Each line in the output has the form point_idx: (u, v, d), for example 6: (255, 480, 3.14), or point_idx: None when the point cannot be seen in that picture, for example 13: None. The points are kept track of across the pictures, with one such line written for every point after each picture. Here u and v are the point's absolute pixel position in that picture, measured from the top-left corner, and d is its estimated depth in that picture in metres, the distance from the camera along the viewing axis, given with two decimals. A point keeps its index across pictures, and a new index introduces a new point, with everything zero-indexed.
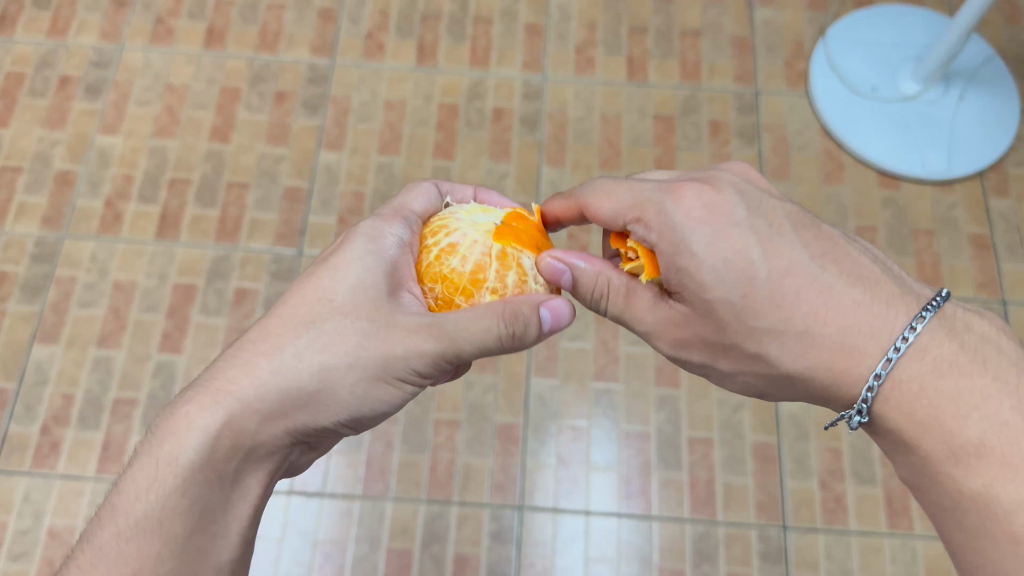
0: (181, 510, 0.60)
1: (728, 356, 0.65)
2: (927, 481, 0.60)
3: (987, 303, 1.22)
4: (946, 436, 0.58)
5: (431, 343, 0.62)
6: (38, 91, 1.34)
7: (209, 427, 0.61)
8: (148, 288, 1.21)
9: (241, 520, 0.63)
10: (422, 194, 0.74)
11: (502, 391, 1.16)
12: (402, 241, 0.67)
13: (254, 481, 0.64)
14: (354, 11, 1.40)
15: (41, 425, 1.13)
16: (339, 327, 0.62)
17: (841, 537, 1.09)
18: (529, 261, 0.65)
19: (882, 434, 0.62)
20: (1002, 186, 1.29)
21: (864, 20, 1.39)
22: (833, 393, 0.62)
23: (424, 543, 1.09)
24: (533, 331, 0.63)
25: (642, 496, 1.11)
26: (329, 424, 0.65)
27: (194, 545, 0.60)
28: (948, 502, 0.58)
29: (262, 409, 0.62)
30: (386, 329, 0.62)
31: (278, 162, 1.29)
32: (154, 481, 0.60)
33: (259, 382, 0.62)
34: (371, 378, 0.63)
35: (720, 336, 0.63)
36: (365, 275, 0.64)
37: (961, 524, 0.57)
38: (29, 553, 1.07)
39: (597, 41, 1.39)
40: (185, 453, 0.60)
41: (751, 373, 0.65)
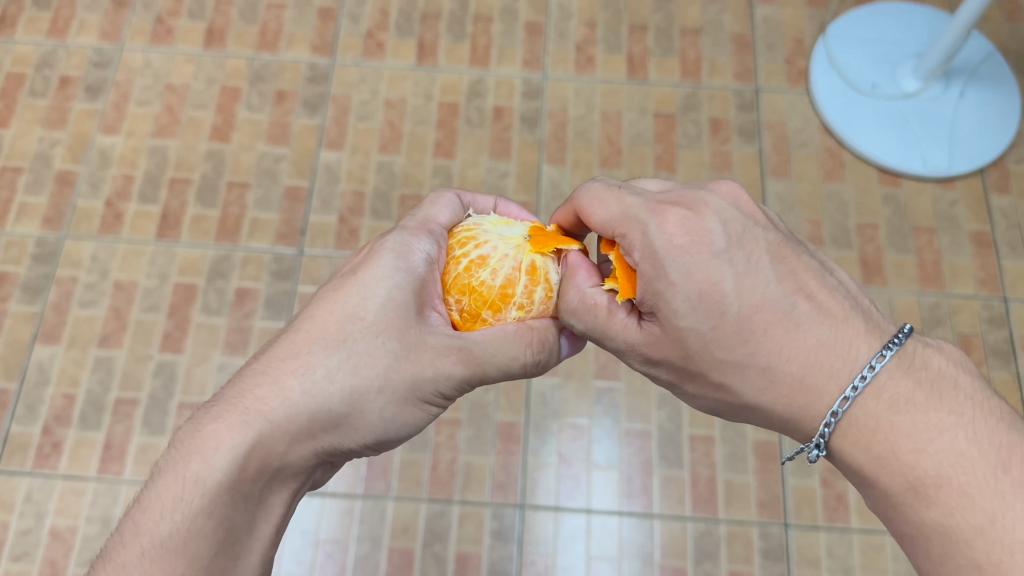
0: (208, 530, 0.56)
1: (693, 381, 0.62)
2: (889, 513, 0.55)
3: (988, 300, 1.21)
4: (903, 468, 0.53)
5: (458, 367, 0.63)
6: (38, 91, 1.34)
7: (238, 445, 0.58)
8: (149, 287, 1.21)
9: (262, 542, 0.61)
10: (446, 204, 0.72)
11: (503, 389, 1.16)
12: (430, 257, 0.66)
13: (277, 502, 0.62)
14: (354, 10, 1.40)
15: (42, 425, 1.13)
16: (371, 347, 0.61)
17: (842, 534, 1.09)
18: (557, 274, 0.67)
19: (843, 468, 0.58)
20: (1003, 183, 1.29)
21: (864, 17, 1.38)
22: (791, 425, 0.59)
23: (426, 542, 1.09)
24: (554, 356, 0.69)
25: (644, 494, 1.11)
26: (352, 445, 0.64)
27: (219, 567, 0.57)
28: (911, 536, 0.54)
29: (292, 429, 0.59)
30: (418, 351, 0.62)
31: (278, 162, 1.30)
32: (178, 501, 0.56)
33: (290, 401, 0.59)
34: (400, 400, 0.63)
35: (687, 361, 0.60)
36: (397, 293, 0.63)
37: (927, 556, 0.53)
38: (31, 553, 1.07)
39: (597, 40, 1.39)
40: (214, 472, 0.56)
41: (713, 398, 0.63)
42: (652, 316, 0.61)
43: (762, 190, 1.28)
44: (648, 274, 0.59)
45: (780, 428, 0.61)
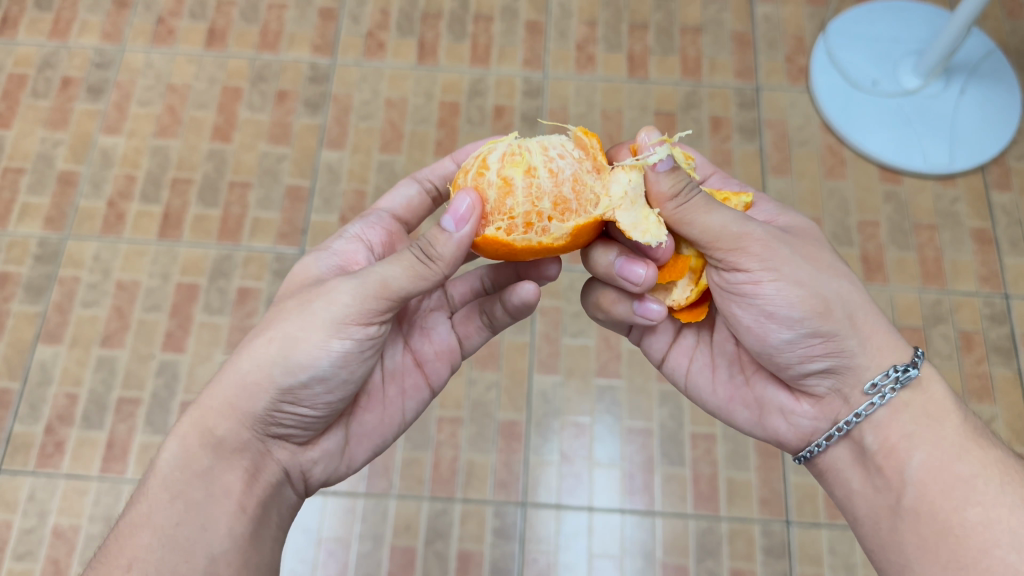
0: (164, 504, 0.61)
1: (823, 263, 0.67)
2: (953, 455, 0.62)
3: (989, 297, 1.21)
4: (971, 416, 0.65)
5: (348, 286, 0.64)
6: (40, 92, 1.34)
7: (178, 430, 0.64)
8: (151, 287, 1.21)
9: (227, 515, 0.62)
10: (402, 191, 0.83)
11: (504, 387, 1.16)
12: (352, 239, 0.77)
13: (235, 477, 0.64)
14: (355, 9, 1.41)
15: (45, 424, 1.13)
16: (274, 315, 0.67)
17: (844, 531, 1.09)
18: (496, 156, 0.65)
19: (916, 406, 0.65)
20: (1004, 180, 1.29)
21: (864, 15, 1.39)
22: (889, 343, 0.66)
23: (428, 539, 1.09)
24: (443, 242, 0.62)
25: (646, 491, 1.11)
26: (280, 400, 0.64)
27: (181, 536, 0.60)
28: (968, 475, 0.61)
29: (218, 401, 0.64)
30: (309, 297, 0.66)
31: (279, 161, 1.30)
32: (142, 489, 0.63)
33: (216, 380, 0.66)
34: (303, 339, 0.64)
35: (821, 246, 0.70)
36: (309, 271, 0.73)
37: (981, 497, 0.60)
38: (34, 552, 1.07)
39: (598, 38, 1.39)
40: (163, 456, 0.63)
41: (837, 286, 0.66)
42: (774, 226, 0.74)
43: (763, 188, 1.28)
44: (770, 210, 0.77)
45: (876, 343, 0.66)
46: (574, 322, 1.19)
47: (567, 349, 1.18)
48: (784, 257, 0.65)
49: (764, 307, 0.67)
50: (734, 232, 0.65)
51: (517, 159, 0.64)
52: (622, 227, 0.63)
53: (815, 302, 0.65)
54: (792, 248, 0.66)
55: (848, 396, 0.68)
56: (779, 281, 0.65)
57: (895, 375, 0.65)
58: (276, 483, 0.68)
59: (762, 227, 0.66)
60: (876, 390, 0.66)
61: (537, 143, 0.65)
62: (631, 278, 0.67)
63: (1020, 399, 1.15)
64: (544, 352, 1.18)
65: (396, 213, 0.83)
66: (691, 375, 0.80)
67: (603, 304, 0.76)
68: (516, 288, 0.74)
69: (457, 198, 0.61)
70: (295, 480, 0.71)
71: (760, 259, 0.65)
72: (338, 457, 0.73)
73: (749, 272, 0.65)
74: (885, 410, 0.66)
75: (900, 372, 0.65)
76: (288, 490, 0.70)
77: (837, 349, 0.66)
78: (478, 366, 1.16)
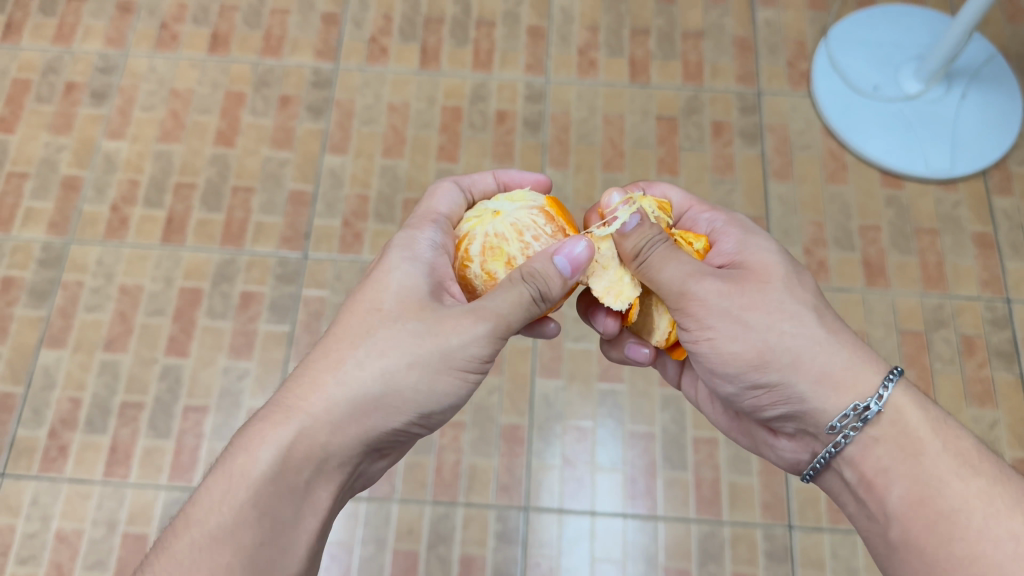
0: (252, 520, 0.59)
1: (762, 310, 0.65)
2: (930, 489, 0.61)
3: (991, 302, 1.22)
4: (952, 440, 0.63)
5: (485, 326, 0.63)
6: (44, 97, 1.35)
7: (277, 439, 0.61)
8: (154, 291, 1.22)
9: (312, 535, 0.62)
10: (446, 195, 0.75)
11: (507, 391, 1.16)
12: (436, 243, 0.70)
13: (326, 494, 0.63)
14: (358, 14, 1.41)
15: (48, 429, 1.13)
16: (391, 333, 0.64)
17: (846, 535, 1.09)
18: (476, 247, 0.67)
19: (887, 440, 0.64)
20: (1005, 184, 1.29)
21: (866, 20, 1.39)
22: (844, 380, 0.65)
23: (430, 544, 1.09)
24: (561, 288, 0.62)
25: (648, 495, 1.11)
26: (392, 428, 0.65)
27: (267, 556, 0.59)
28: (949, 510, 0.60)
29: (332, 420, 0.62)
30: (437, 325, 0.63)
31: (282, 166, 1.30)
32: (226, 495, 0.59)
33: (329, 391, 0.62)
34: (436, 374, 0.63)
35: (768, 287, 0.67)
36: (411, 280, 0.66)
37: (963, 532, 0.59)
38: (37, 556, 1.07)
39: (599, 43, 1.40)
40: (258, 466, 0.60)
41: (781, 334, 0.65)
42: (733, 261, 0.71)
43: (765, 192, 1.28)
44: (736, 238, 0.73)
45: (830, 384, 0.65)
46: (576, 326, 1.19)
47: (569, 352, 1.18)
48: (718, 312, 0.65)
49: (710, 361, 0.69)
50: (669, 293, 0.66)
51: (497, 252, 0.66)
52: (595, 293, 0.68)
53: (753, 355, 0.66)
54: (732, 298, 0.65)
55: (815, 435, 0.68)
56: (716, 339, 0.66)
57: (856, 414, 0.64)
58: (347, 493, 0.68)
59: (701, 281, 0.66)
60: (838, 430, 0.65)
61: (511, 227, 0.66)
62: (597, 322, 0.76)
63: (1022, 403, 1.15)
64: (546, 356, 1.18)
65: (451, 219, 0.74)
66: (699, 404, 0.87)
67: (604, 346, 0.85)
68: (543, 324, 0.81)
69: (571, 242, 0.63)
70: (358, 486, 0.71)
71: (696, 317, 0.66)
72: (392, 461, 0.76)
73: (692, 330, 0.67)
74: (856, 446, 0.65)
75: (859, 411, 0.64)
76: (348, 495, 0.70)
77: (787, 395, 0.67)
78: None
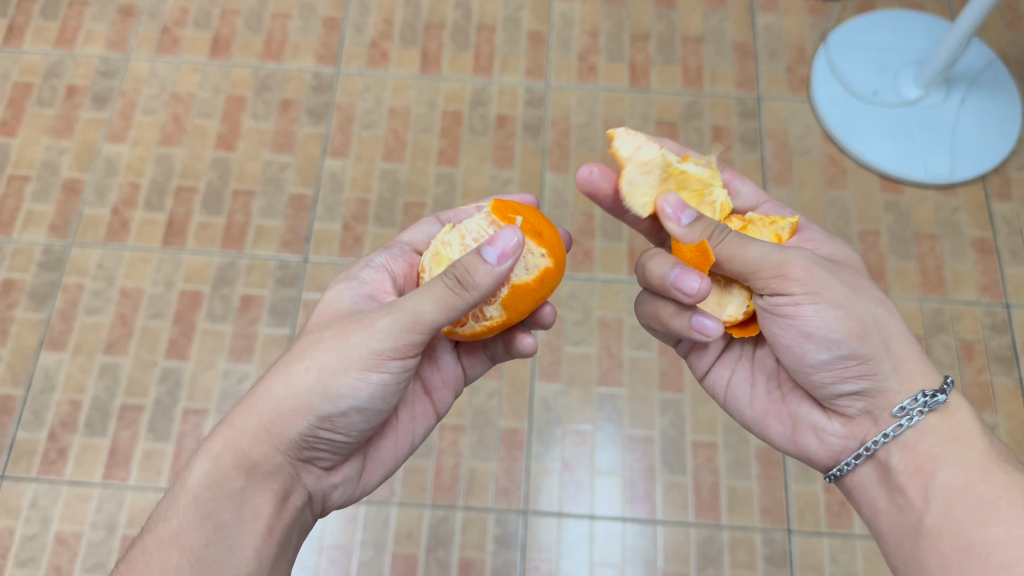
0: (194, 524, 0.63)
1: (856, 288, 0.68)
2: (976, 478, 0.63)
3: (990, 307, 1.22)
4: (996, 441, 0.66)
5: (384, 321, 0.64)
6: (45, 100, 1.35)
7: (210, 449, 0.65)
8: (155, 295, 1.22)
9: (254, 539, 0.64)
10: (425, 228, 0.84)
11: (506, 395, 1.16)
12: (378, 267, 0.76)
13: (264, 502, 0.65)
14: (359, 19, 1.42)
15: (48, 431, 1.14)
16: (308, 342, 0.67)
17: (845, 540, 1.09)
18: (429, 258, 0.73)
19: (940, 430, 0.65)
20: (1005, 189, 1.29)
21: (866, 25, 1.39)
22: (920, 368, 0.67)
23: (430, 547, 1.09)
24: (480, 273, 0.59)
25: (647, 499, 1.11)
26: (314, 428, 0.66)
27: (211, 556, 0.62)
28: (991, 497, 0.61)
29: (254, 426, 0.65)
30: (347, 327, 0.66)
31: (283, 169, 1.31)
32: (170, 505, 0.64)
33: (251, 403, 0.67)
34: (341, 371, 0.64)
35: (855, 273, 0.70)
36: (338, 298, 0.72)
37: (1004, 517, 0.60)
38: (36, 558, 1.07)
39: (600, 48, 1.40)
40: (194, 474, 0.65)
41: (877, 310, 0.67)
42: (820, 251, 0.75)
43: None
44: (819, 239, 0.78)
45: (909, 369, 0.67)
46: (575, 330, 1.20)
47: (569, 356, 1.18)
48: (826, 282, 0.66)
49: (806, 330, 0.67)
50: (775, 258, 0.66)
51: (439, 259, 0.71)
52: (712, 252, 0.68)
53: (853, 325, 0.66)
54: (835, 273, 0.68)
55: (876, 419, 0.68)
56: (818, 305, 0.66)
57: (924, 400, 0.66)
58: (300, 506, 0.70)
59: (804, 253, 0.67)
60: (904, 413, 0.66)
61: (456, 234, 0.70)
62: (686, 289, 0.67)
63: (1021, 408, 1.15)
64: (546, 360, 1.18)
65: (417, 247, 0.82)
66: (731, 390, 0.80)
67: (663, 316, 0.74)
68: (516, 340, 0.78)
69: (504, 232, 0.59)
70: (315, 502, 0.73)
71: (800, 282, 0.66)
72: (357, 480, 0.75)
73: (792, 296, 0.67)
74: (912, 432, 0.66)
75: (928, 397, 0.66)
76: (308, 511, 0.72)
77: (872, 370, 0.67)
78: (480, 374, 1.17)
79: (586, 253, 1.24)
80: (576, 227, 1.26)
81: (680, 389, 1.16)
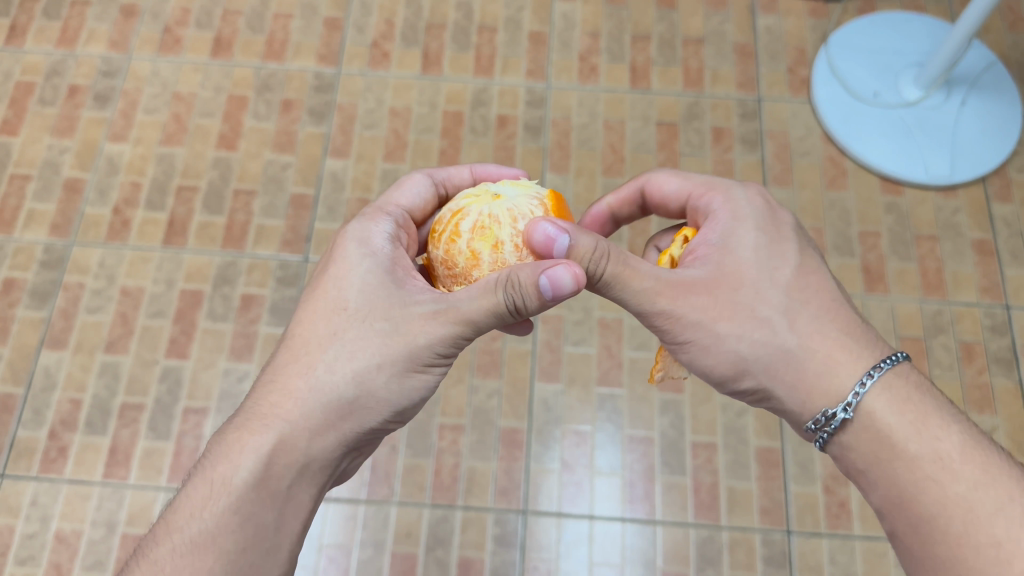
0: (235, 526, 0.62)
1: (722, 322, 0.67)
2: (908, 493, 0.62)
3: (990, 308, 1.22)
4: (931, 442, 0.63)
5: (447, 329, 0.65)
6: (47, 99, 1.35)
7: (256, 446, 0.64)
8: (156, 293, 1.22)
9: (293, 537, 0.65)
10: (417, 185, 0.77)
11: (506, 395, 1.16)
12: (391, 236, 0.72)
13: (308, 497, 0.66)
14: (360, 20, 1.42)
15: (48, 430, 1.14)
16: (359, 335, 0.66)
17: (845, 541, 1.09)
18: (466, 223, 0.67)
19: (862, 447, 0.64)
20: (1005, 192, 1.29)
21: (867, 27, 1.40)
22: (817, 386, 0.66)
23: (429, 547, 1.09)
24: (534, 299, 0.62)
25: (647, 500, 1.11)
26: (374, 427, 0.68)
27: (250, 559, 0.62)
28: (929, 515, 0.61)
29: (308, 424, 0.65)
30: (403, 324, 0.66)
31: (284, 169, 1.31)
32: (206, 502, 0.63)
33: (301, 399, 0.65)
34: (408, 374, 0.66)
35: (736, 295, 0.67)
36: (375, 279, 0.68)
37: (942, 536, 0.60)
38: (35, 557, 1.07)
39: (600, 49, 1.40)
40: (238, 473, 0.63)
41: (746, 347, 0.66)
42: (713, 253, 0.69)
43: None
44: (723, 227, 0.71)
45: (805, 389, 0.66)
46: (575, 330, 1.20)
47: (569, 356, 1.18)
48: (689, 325, 0.67)
49: (689, 368, 0.72)
50: (642, 306, 0.68)
51: (487, 232, 0.66)
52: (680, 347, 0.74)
53: (728, 367, 0.68)
54: (708, 305, 0.67)
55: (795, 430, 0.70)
56: (692, 350, 0.69)
57: (824, 421, 0.65)
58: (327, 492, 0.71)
59: (654, 292, 0.67)
60: (815, 433, 0.67)
61: (508, 210, 0.67)
62: None
63: (1021, 409, 1.16)
64: (546, 361, 1.18)
65: (412, 212, 0.77)
66: None
67: None
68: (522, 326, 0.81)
69: (561, 264, 0.61)
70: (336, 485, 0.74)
71: (671, 333, 0.69)
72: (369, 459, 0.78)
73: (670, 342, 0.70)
74: (833, 446, 0.66)
75: (827, 418, 0.65)
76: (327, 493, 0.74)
77: (768, 398, 0.69)
78: (480, 374, 1.17)
79: None
80: None
81: (680, 389, 1.16)
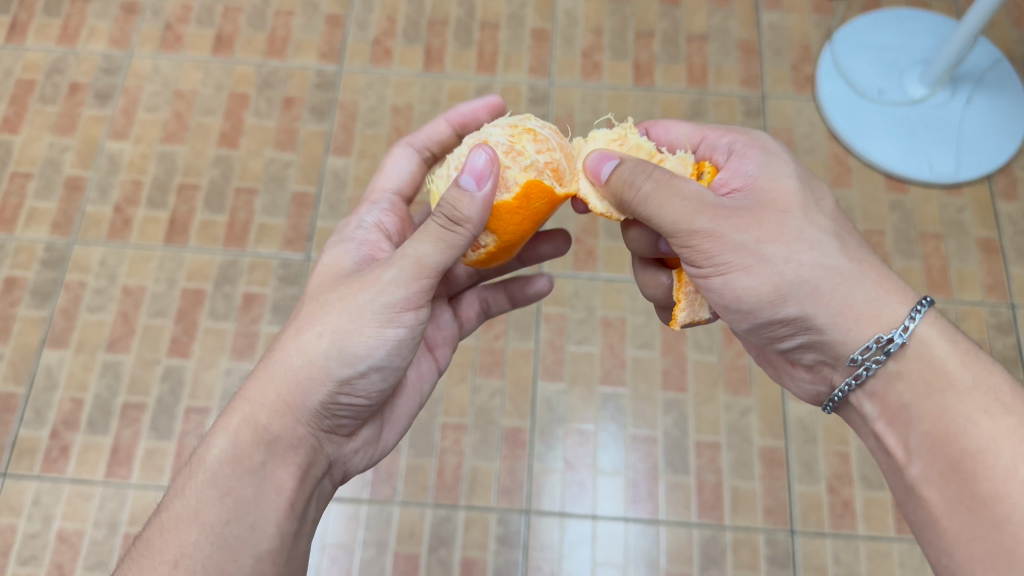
0: (213, 502, 0.60)
1: (772, 240, 0.61)
2: (956, 426, 0.57)
3: (995, 307, 1.21)
4: (984, 374, 0.59)
5: (390, 272, 0.63)
6: (48, 97, 1.35)
7: (228, 425, 0.63)
8: (157, 293, 1.22)
9: (277, 513, 0.62)
10: (401, 163, 0.82)
11: (509, 394, 1.16)
12: (368, 223, 0.77)
13: (286, 473, 0.64)
14: (362, 17, 1.41)
15: (50, 429, 1.13)
16: (317, 306, 0.65)
17: (848, 541, 1.08)
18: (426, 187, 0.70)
19: (910, 375, 0.60)
20: (1010, 189, 1.29)
21: (871, 23, 1.38)
22: (868, 312, 0.61)
23: (431, 547, 1.09)
24: (469, 204, 0.58)
25: (650, 499, 1.11)
26: (340, 396, 0.65)
27: (232, 534, 0.60)
28: (975, 449, 0.56)
29: (273, 398, 0.64)
30: (356, 287, 0.64)
31: (286, 167, 1.30)
32: (185, 484, 0.62)
33: (266, 376, 0.64)
34: (357, 331, 0.63)
35: (784, 217, 0.63)
36: (338, 260, 0.71)
37: (987, 471, 0.55)
38: (38, 556, 1.07)
39: (603, 46, 1.39)
40: (212, 451, 0.62)
41: (793, 269, 0.61)
42: (754, 185, 0.66)
43: None
44: (757, 160, 0.68)
45: (853, 317, 0.61)
46: (579, 329, 1.19)
47: (571, 356, 1.18)
48: (733, 246, 0.61)
49: (720, 298, 0.65)
50: (682, 230, 0.62)
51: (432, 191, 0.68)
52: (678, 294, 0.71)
53: (770, 292, 0.62)
54: (756, 226, 0.62)
55: (834, 366, 0.65)
56: (729, 274, 0.63)
57: (879, 347, 0.60)
58: (320, 475, 0.68)
59: (706, 211, 0.62)
60: (860, 363, 0.62)
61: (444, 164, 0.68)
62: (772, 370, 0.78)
63: None
64: (548, 360, 1.18)
65: (399, 191, 0.82)
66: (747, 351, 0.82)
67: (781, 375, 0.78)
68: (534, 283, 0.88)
69: (473, 154, 0.58)
70: (336, 470, 0.72)
71: (710, 254, 0.62)
72: (375, 447, 0.75)
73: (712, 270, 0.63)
74: (877, 380, 0.62)
75: (882, 345, 0.60)
76: (327, 481, 0.71)
77: (806, 328, 0.64)
78: (483, 373, 1.17)
79: (589, 252, 1.24)
80: (578, 224, 1.25)
81: (683, 388, 1.16)
